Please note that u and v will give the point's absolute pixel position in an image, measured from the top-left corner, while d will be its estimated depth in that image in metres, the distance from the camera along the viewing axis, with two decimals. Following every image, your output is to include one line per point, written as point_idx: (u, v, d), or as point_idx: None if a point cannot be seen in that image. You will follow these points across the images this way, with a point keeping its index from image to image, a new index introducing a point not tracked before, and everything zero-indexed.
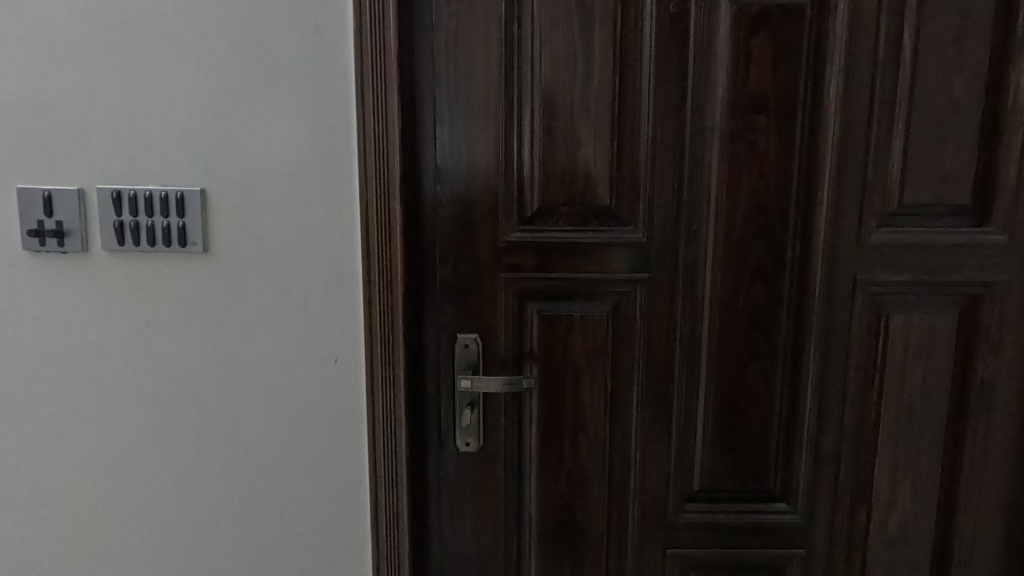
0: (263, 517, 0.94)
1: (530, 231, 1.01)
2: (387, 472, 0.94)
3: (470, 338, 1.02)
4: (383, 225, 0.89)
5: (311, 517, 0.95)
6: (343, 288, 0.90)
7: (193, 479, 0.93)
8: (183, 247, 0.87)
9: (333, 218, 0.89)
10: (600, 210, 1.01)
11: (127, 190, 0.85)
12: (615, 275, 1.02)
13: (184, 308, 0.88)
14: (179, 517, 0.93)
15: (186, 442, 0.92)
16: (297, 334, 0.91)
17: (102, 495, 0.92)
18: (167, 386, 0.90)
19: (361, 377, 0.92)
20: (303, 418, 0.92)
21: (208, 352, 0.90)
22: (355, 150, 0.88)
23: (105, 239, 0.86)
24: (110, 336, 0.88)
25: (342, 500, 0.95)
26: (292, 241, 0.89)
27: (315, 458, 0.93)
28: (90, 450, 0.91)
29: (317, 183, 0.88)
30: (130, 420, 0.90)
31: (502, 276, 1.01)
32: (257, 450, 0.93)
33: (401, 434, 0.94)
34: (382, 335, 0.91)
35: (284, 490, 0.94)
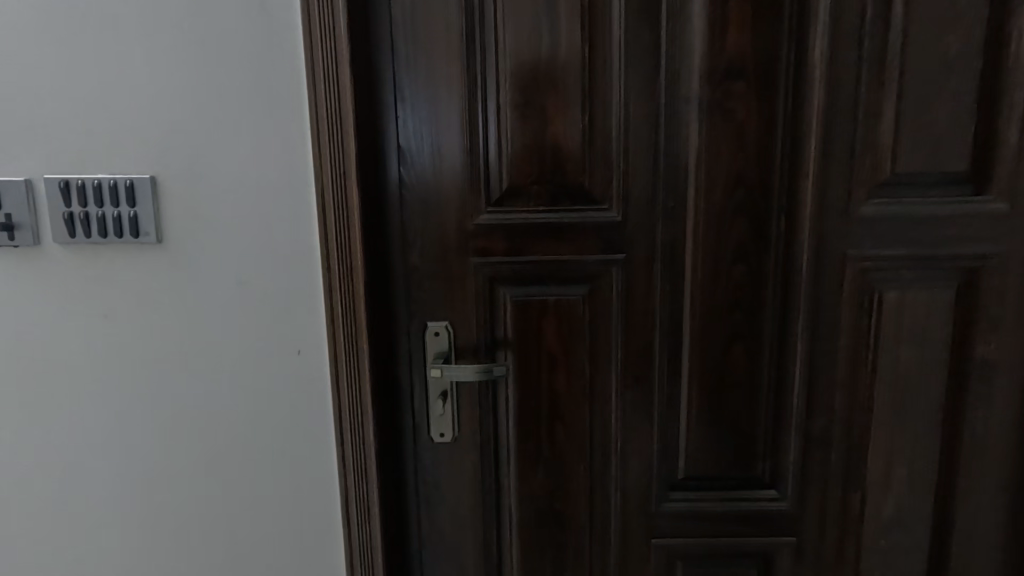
0: (233, 512, 0.93)
1: (499, 214, 0.97)
2: (356, 465, 0.92)
3: (441, 325, 0.99)
4: (341, 211, 0.86)
5: (281, 512, 0.93)
6: (303, 277, 0.87)
7: (159, 475, 0.91)
8: (136, 237, 0.85)
9: (289, 203, 0.86)
10: (573, 189, 0.97)
11: (75, 180, 0.83)
12: (590, 257, 0.98)
13: (140, 300, 0.86)
14: (148, 513, 0.92)
15: (149, 437, 0.90)
16: (257, 324, 0.88)
17: (69, 492, 0.91)
18: (127, 381, 0.88)
19: (326, 368, 0.90)
20: (268, 411, 0.90)
21: (167, 346, 0.88)
22: (309, 132, 0.84)
23: (56, 232, 0.84)
24: (67, 331, 0.86)
25: (312, 494, 0.93)
26: (248, 229, 0.86)
27: (281, 452, 0.91)
28: (55, 446, 0.90)
29: (272, 167, 0.85)
30: (92, 416, 0.89)
31: (473, 261, 0.98)
32: (222, 445, 0.91)
33: (368, 426, 0.91)
34: (344, 324, 0.88)
35: (253, 484, 0.92)
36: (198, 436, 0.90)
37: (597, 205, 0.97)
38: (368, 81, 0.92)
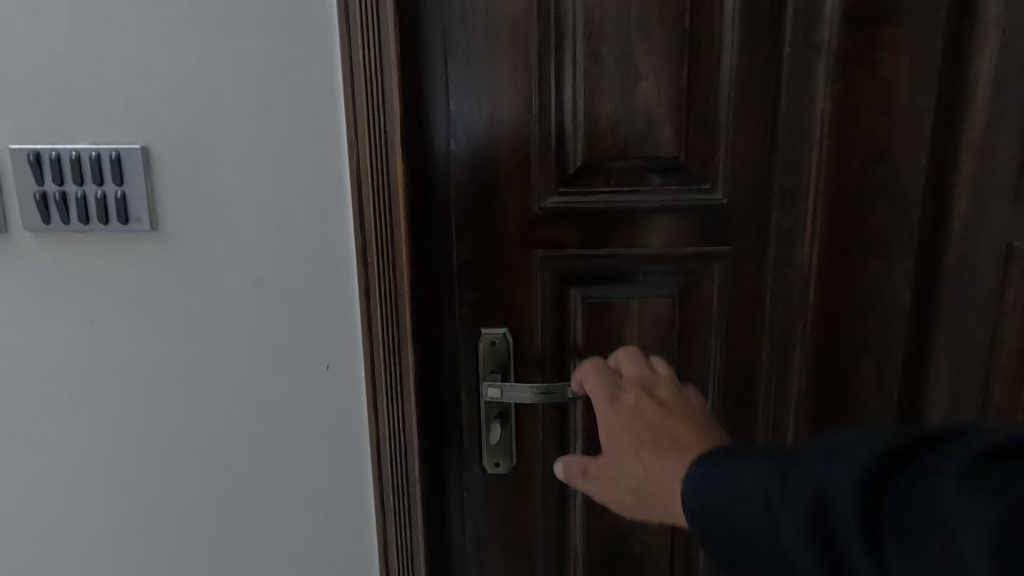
0: (250, 556, 0.77)
1: (572, 195, 0.78)
2: (397, 504, 0.75)
3: (498, 333, 0.80)
4: (381, 190, 0.68)
5: (306, 560, 0.77)
6: (333, 274, 0.70)
7: (160, 512, 0.75)
8: (125, 224, 0.67)
9: (317, 182, 0.69)
10: (664, 165, 0.77)
11: (47, 151, 0.66)
12: (682, 249, 0.79)
13: (133, 302, 0.69)
14: (147, 557, 0.76)
15: (147, 468, 0.74)
16: (277, 332, 0.71)
17: (52, 532, 0.75)
18: (119, 401, 0.72)
19: (361, 386, 0.73)
20: (290, 438, 0.74)
21: (167, 358, 0.71)
22: (342, 91, 0.67)
23: (26, 216, 0.67)
24: (41, 339, 0.69)
25: (344, 537, 0.76)
26: (266, 214, 0.69)
27: (307, 487, 0.75)
28: (33, 479, 0.74)
29: (296, 136, 0.67)
30: (76, 442, 0.73)
31: (537, 253, 0.79)
32: (235, 477, 0.74)
33: (412, 457, 0.74)
34: (384, 333, 0.71)
35: (273, 524, 0.76)
36: (206, 468, 0.74)
37: (693, 185, 0.78)
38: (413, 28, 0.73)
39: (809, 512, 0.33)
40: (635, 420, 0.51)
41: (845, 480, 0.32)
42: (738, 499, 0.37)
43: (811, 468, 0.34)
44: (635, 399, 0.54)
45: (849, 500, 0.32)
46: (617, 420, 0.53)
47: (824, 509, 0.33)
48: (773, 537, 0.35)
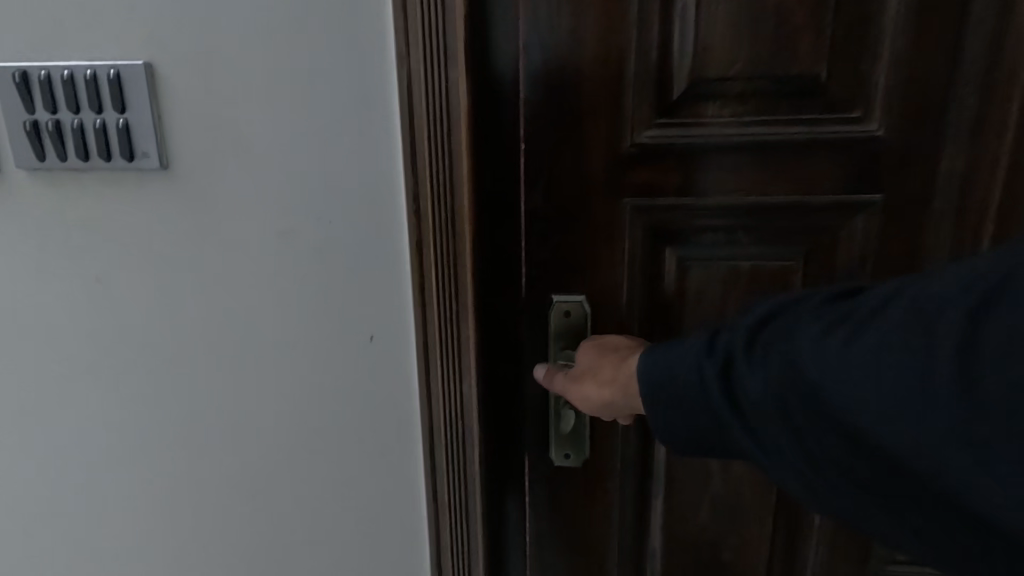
0: (283, 551, 0.67)
1: (674, 128, 0.61)
2: (452, 500, 0.63)
3: (574, 302, 0.66)
4: (436, 118, 0.54)
5: (348, 558, 0.67)
6: (377, 225, 0.57)
7: (185, 496, 0.66)
8: (131, 160, 0.55)
9: (358, 108, 0.54)
10: (799, 87, 0.59)
11: (35, 69, 0.53)
12: (814, 199, 0.62)
13: (145, 255, 0.58)
14: (173, 544, 0.67)
15: (169, 448, 0.64)
16: (311, 296, 0.59)
17: (71, 513, 0.67)
18: (136, 372, 0.62)
19: (411, 361, 0.60)
20: (329, 420, 0.63)
21: (186, 322, 0.60)
22: None
23: (18, 152, 0.55)
24: (47, 298, 0.60)
25: (390, 534, 0.66)
26: (298, 149, 0.55)
27: (348, 476, 0.64)
28: (47, 456, 0.65)
29: (331, 47, 0.53)
30: (92, 417, 0.63)
31: (626, 203, 0.64)
32: (267, 462, 0.64)
33: (473, 447, 0.62)
34: (439, 298, 0.57)
35: (309, 515, 0.65)
36: (235, 451, 0.64)
37: (835, 113, 0.60)
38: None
39: (717, 359, 0.41)
40: (606, 351, 0.56)
41: (742, 334, 0.40)
42: (680, 364, 0.43)
43: (734, 329, 0.41)
44: (605, 338, 0.58)
45: (742, 342, 0.40)
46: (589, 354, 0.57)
47: (726, 357, 0.41)
48: (694, 385, 0.42)
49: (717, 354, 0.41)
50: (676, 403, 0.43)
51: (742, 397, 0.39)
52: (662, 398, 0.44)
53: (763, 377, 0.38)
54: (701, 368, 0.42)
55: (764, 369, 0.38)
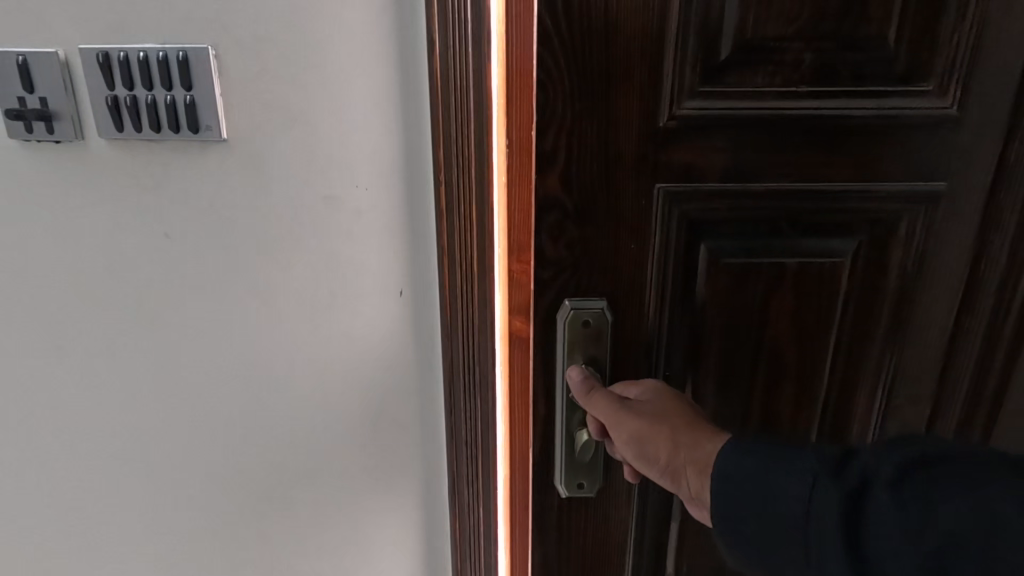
0: (325, 487, 0.74)
1: (722, 97, 0.59)
2: (470, 443, 0.69)
3: (594, 310, 0.64)
4: (463, 88, 0.57)
5: (382, 492, 0.74)
6: (411, 191, 0.61)
7: (238, 440, 0.72)
8: (196, 133, 0.61)
9: (405, 82, 0.58)
10: (865, 56, 0.58)
11: (116, 50, 0.59)
12: (868, 186, 0.62)
13: (207, 219, 0.64)
14: (226, 483, 0.74)
15: (224, 396, 0.70)
16: (351, 257, 0.63)
17: (133, 454, 0.74)
18: (198, 325, 0.68)
19: (436, 313, 0.66)
20: (367, 372, 0.68)
21: (240, 281, 0.65)
22: None
23: (102, 124, 0.62)
24: (122, 256, 0.66)
25: (418, 471, 0.73)
26: (348, 115, 0.59)
27: (380, 418, 0.71)
28: (116, 401, 0.72)
29: (386, 20, 0.57)
30: (156, 365, 0.70)
31: (657, 189, 0.61)
32: (311, 410, 0.70)
33: (489, 403, 0.67)
34: (461, 258, 0.61)
35: (347, 455, 0.72)
36: (287, 398, 0.70)
37: (904, 88, 0.59)
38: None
39: (853, 485, 0.41)
40: (660, 419, 0.57)
41: (887, 466, 0.40)
42: (789, 474, 0.45)
43: (876, 458, 0.41)
44: (654, 403, 0.59)
45: (888, 470, 0.40)
46: (644, 420, 0.58)
47: (861, 487, 0.40)
48: (798, 495, 0.44)
49: (840, 469, 0.42)
50: (767, 501, 0.46)
51: (869, 533, 0.39)
52: (745, 490, 0.47)
53: (898, 505, 0.38)
54: (811, 481, 0.43)
55: (901, 509, 0.38)
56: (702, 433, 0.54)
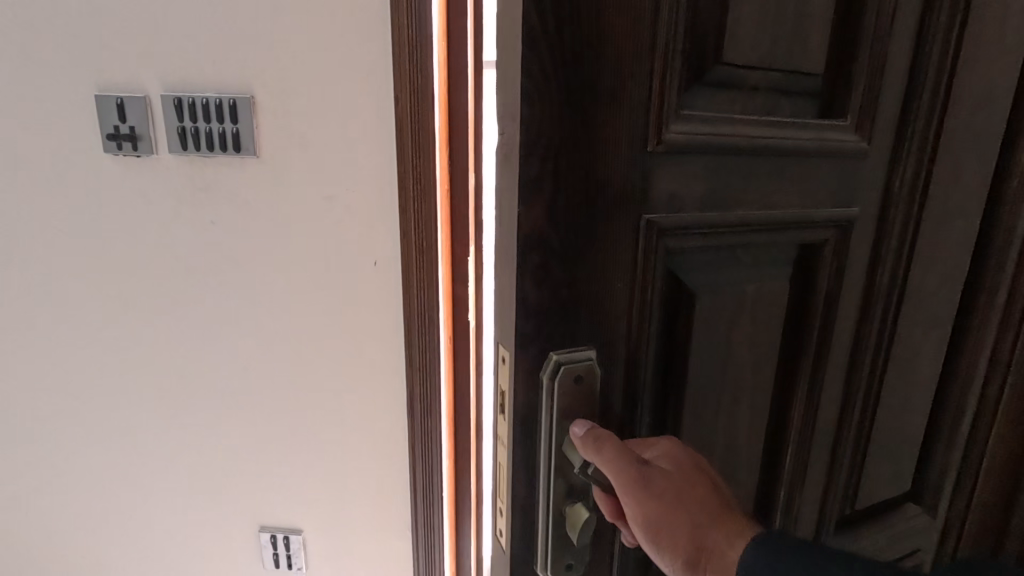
0: (321, 411, 0.99)
1: (690, 115, 0.40)
2: (421, 376, 0.93)
3: (586, 362, 0.40)
4: (416, 130, 0.82)
5: (363, 416, 0.99)
6: (382, 195, 0.87)
7: (261, 372, 0.98)
8: (237, 152, 0.87)
9: (380, 123, 0.85)
10: (816, 59, 0.45)
11: (186, 97, 0.85)
12: (809, 213, 0.49)
13: (243, 210, 0.90)
14: (250, 404, 1.00)
15: (251, 339, 0.96)
16: (342, 238, 0.89)
17: (184, 382, 1.00)
18: (236, 283, 0.94)
19: (400, 281, 0.91)
20: (353, 321, 0.94)
21: (265, 253, 0.91)
22: (391, 49, 0.81)
23: (171, 144, 0.88)
24: (180, 237, 0.92)
25: (388, 399, 0.98)
26: (349, 139, 0.86)
27: (359, 358, 0.96)
28: (172, 342, 0.98)
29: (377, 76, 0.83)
30: (201, 316, 0.96)
31: (639, 229, 0.40)
32: (312, 352, 0.96)
33: (434, 348, 0.92)
34: (416, 242, 0.87)
35: (337, 386, 0.97)
36: (295, 340, 0.96)
37: (818, 94, 0.47)
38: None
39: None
40: (686, 497, 0.39)
41: None
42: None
43: None
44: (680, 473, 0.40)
45: None
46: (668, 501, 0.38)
47: None
48: None
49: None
50: None
51: None
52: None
53: None
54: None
55: None
56: (726, 529, 0.38)
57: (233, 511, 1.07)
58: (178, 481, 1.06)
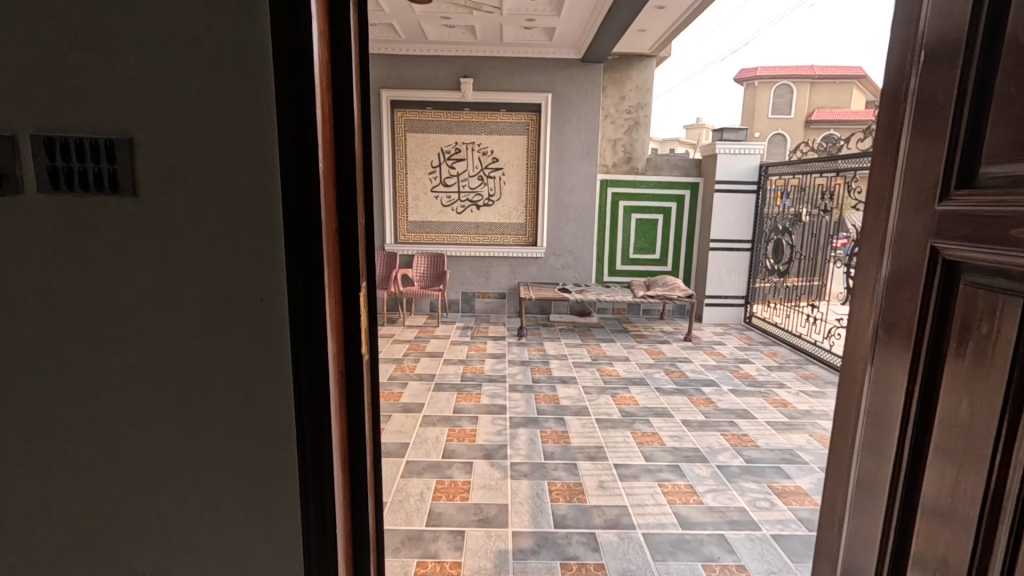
0: (205, 455, 0.95)
1: None
2: (310, 412, 0.93)
3: None
4: (298, 171, 0.85)
5: (251, 459, 0.95)
6: (266, 232, 0.87)
7: (141, 418, 0.94)
8: (115, 192, 0.86)
9: (261, 163, 0.85)
10: None
11: (59, 136, 0.84)
12: None
13: (121, 249, 0.88)
14: (128, 452, 0.95)
15: (128, 383, 0.93)
16: (228, 275, 0.89)
17: (51, 432, 0.94)
18: (116, 323, 0.91)
19: (286, 318, 0.90)
20: (244, 358, 0.92)
21: (144, 294, 0.90)
22: (272, 97, 0.83)
23: (41, 185, 0.86)
24: (48, 279, 0.88)
25: (275, 441, 0.95)
26: (237, 177, 0.86)
27: (245, 399, 0.93)
28: (37, 391, 0.92)
29: (263, 116, 0.84)
30: (72, 361, 0.91)
31: None
32: (196, 394, 0.93)
33: (320, 384, 0.92)
34: (302, 278, 0.88)
35: (223, 429, 0.94)
36: (178, 382, 0.93)
37: None
38: (343, 27, 0.90)
39: None
40: None
41: None
42: None
43: None
44: None
45: None
46: None
47: None
48: None
49: None
50: None
51: None
52: None
53: None
54: None
55: None
56: None
57: (110, 569, 0.99)
58: (49, 541, 0.98)
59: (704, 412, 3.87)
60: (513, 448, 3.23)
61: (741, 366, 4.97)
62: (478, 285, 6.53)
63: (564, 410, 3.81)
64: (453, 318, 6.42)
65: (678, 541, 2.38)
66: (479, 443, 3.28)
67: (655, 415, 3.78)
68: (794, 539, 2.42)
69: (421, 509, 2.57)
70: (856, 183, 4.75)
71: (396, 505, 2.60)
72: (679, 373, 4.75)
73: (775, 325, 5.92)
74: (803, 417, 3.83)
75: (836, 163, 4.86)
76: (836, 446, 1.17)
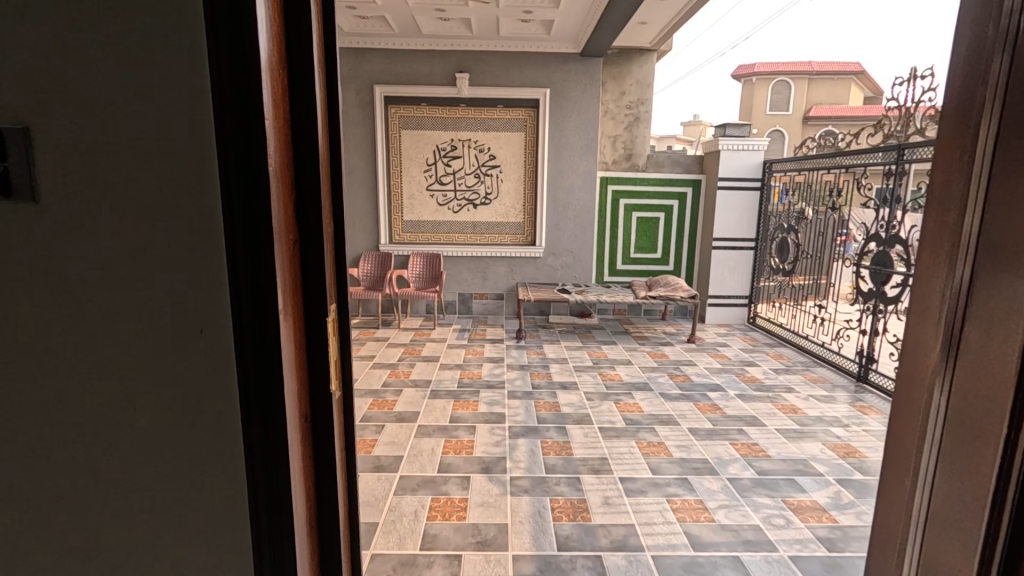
0: (130, 535, 0.73)
1: None
2: (264, 475, 0.72)
3: None
4: (243, 166, 0.65)
5: (189, 539, 0.73)
6: (204, 243, 0.66)
7: (44, 490, 0.72)
8: (8, 198, 0.66)
9: (194, 154, 0.65)
10: None
11: None
12: None
13: (15, 272, 0.67)
14: (29, 532, 0.73)
15: (28, 445, 0.71)
16: (154, 302, 0.68)
17: None
18: (10, 367, 0.69)
19: (231, 354, 0.69)
20: (173, 409, 0.70)
21: (46, 330, 0.69)
22: (207, 68, 0.63)
23: None
24: None
25: (220, 515, 0.73)
26: (160, 172, 0.65)
27: (179, 462, 0.71)
28: None
29: (193, 91, 0.64)
30: None
31: None
32: (115, 458, 0.71)
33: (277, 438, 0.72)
34: (251, 303, 0.68)
35: (152, 501, 0.72)
36: (91, 443, 0.71)
37: None
38: None
39: None
40: None
41: None
42: None
43: None
44: None
45: None
46: None
47: None
48: None
49: None
50: None
51: None
52: None
53: None
54: None
55: None
56: None
57: None
58: None
59: (711, 419, 3.71)
60: (513, 462, 3.05)
61: (747, 369, 4.81)
62: (475, 286, 6.36)
63: (564, 419, 3.64)
64: (449, 321, 6.23)
65: (689, 564, 2.22)
66: (476, 457, 3.10)
67: (661, 424, 3.62)
68: (812, 560, 2.27)
69: (415, 531, 2.40)
70: (863, 179, 4.61)
71: (389, 527, 2.43)
72: (683, 377, 4.59)
73: (780, 326, 5.77)
74: (814, 424, 3.67)
75: (841, 160, 4.73)
76: (888, 484, 1.01)
